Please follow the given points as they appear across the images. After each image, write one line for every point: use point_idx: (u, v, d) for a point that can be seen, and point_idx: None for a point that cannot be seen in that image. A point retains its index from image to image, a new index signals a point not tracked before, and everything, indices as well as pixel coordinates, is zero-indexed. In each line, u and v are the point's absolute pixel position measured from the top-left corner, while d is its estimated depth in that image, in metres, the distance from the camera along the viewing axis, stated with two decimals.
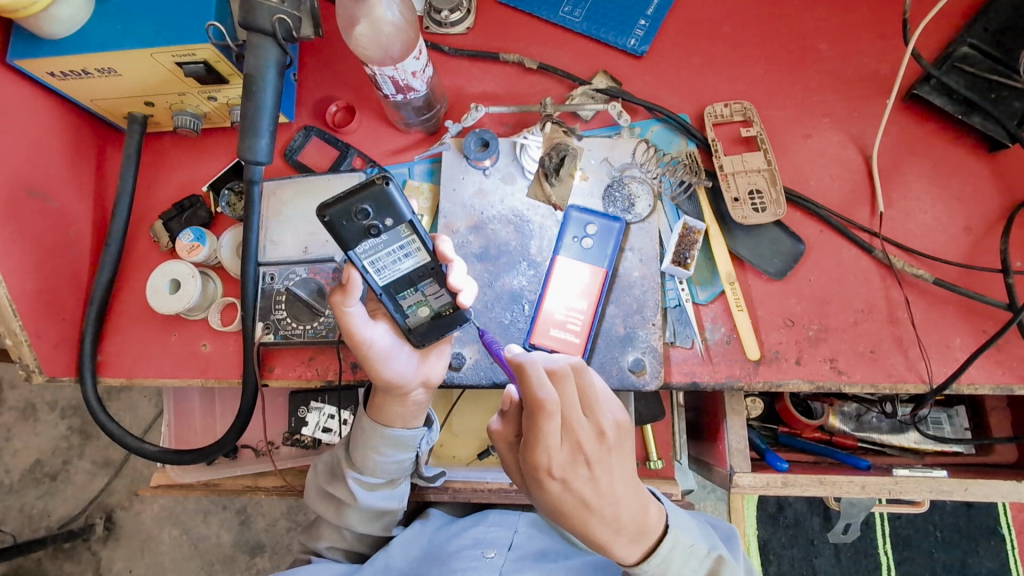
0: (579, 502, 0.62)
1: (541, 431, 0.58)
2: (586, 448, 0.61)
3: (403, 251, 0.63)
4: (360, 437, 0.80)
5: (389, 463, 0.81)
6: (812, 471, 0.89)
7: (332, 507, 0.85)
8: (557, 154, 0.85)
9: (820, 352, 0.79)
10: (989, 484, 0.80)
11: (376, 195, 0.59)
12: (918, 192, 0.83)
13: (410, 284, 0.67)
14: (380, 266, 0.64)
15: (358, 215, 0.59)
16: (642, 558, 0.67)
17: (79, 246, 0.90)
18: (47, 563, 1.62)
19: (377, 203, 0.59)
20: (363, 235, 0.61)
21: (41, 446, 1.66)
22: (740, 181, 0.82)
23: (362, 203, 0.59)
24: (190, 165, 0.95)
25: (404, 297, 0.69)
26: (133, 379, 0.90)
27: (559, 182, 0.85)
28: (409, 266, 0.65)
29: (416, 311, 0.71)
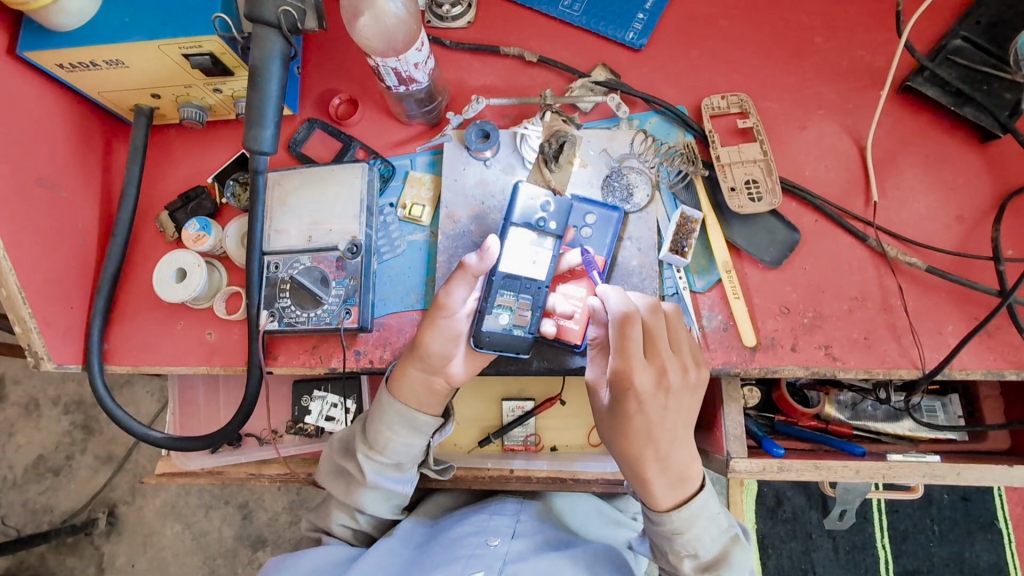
0: (646, 427, 0.66)
1: (627, 343, 0.65)
2: (669, 375, 0.66)
3: (536, 256, 0.81)
4: (376, 415, 0.80)
5: (399, 446, 0.80)
6: (807, 456, 0.90)
7: (343, 485, 0.84)
8: (556, 141, 0.86)
9: (816, 339, 0.80)
10: (980, 468, 0.82)
11: (562, 204, 0.82)
12: (912, 182, 0.84)
13: (516, 287, 0.80)
14: (513, 253, 0.81)
15: (541, 209, 0.81)
16: (674, 507, 0.69)
17: (87, 236, 0.91)
18: (50, 557, 1.64)
19: (558, 210, 0.81)
20: (529, 226, 0.81)
21: (44, 442, 1.67)
22: (736, 171, 0.84)
23: (549, 201, 0.82)
24: (196, 158, 0.97)
25: (502, 295, 0.80)
26: (140, 368, 0.91)
27: (557, 168, 0.86)
28: (530, 271, 0.81)
29: (497, 317, 0.80)
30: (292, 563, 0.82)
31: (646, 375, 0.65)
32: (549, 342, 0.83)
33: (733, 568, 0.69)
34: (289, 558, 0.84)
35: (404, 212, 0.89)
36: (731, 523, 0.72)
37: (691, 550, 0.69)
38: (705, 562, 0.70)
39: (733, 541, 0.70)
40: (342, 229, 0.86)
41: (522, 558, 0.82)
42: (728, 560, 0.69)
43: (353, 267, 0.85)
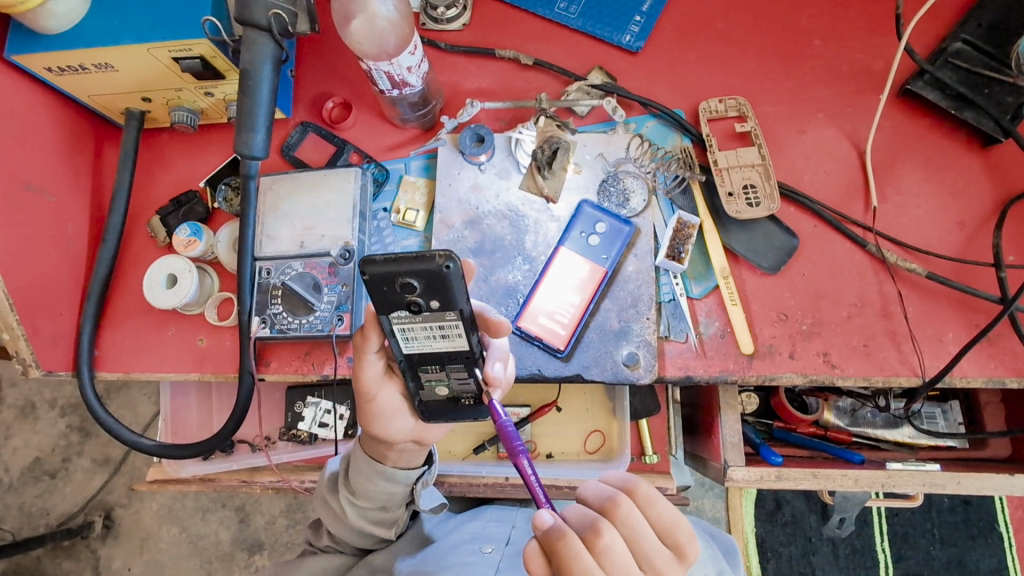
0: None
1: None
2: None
3: (439, 333, 0.59)
4: (356, 463, 0.79)
5: (378, 494, 0.79)
6: (805, 464, 0.89)
7: (333, 522, 0.84)
8: (549, 147, 0.84)
9: (814, 346, 0.79)
10: (981, 477, 0.81)
11: (428, 273, 0.53)
12: (912, 187, 0.83)
13: (436, 361, 0.64)
14: (411, 336, 0.60)
15: (406, 288, 0.54)
16: None
17: (76, 241, 0.90)
18: (46, 561, 1.63)
19: (428, 282, 0.53)
20: (402, 309, 0.56)
21: (40, 445, 1.66)
22: (734, 176, 0.83)
23: (409, 277, 0.53)
24: (187, 162, 0.96)
25: (426, 370, 0.65)
26: (130, 374, 0.90)
27: (551, 174, 0.84)
28: (442, 346, 0.61)
29: (434, 389, 0.68)
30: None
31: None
32: (530, 342, 0.80)
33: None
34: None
35: (398, 217, 0.89)
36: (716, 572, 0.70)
37: None
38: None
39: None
40: (334, 235, 0.84)
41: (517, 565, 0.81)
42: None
43: (346, 273, 0.83)
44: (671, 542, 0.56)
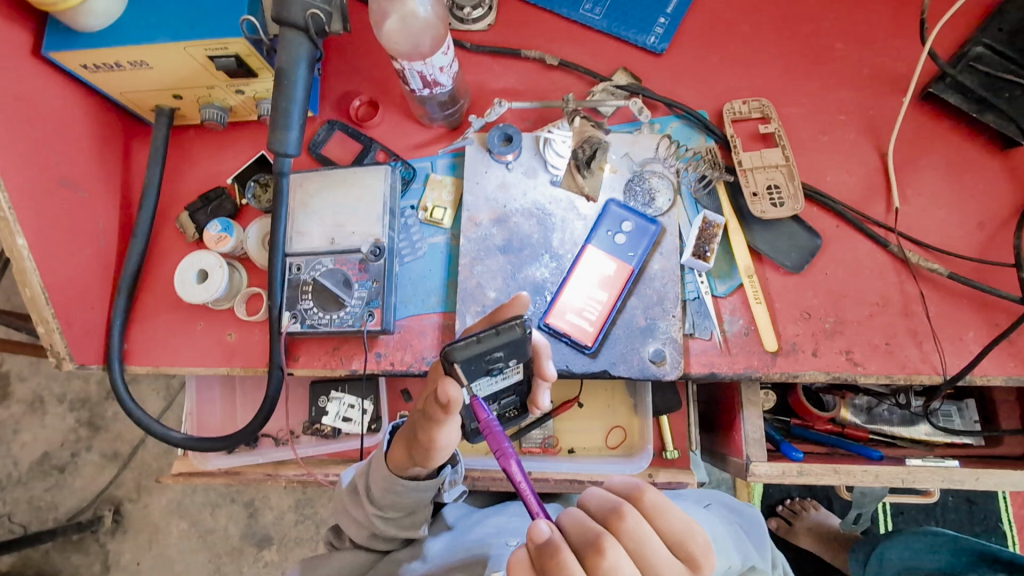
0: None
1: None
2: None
3: (504, 378, 0.66)
4: (377, 477, 0.79)
5: (405, 503, 0.80)
6: (825, 460, 0.90)
7: (357, 531, 0.84)
8: (589, 147, 0.87)
9: (837, 344, 0.81)
10: (999, 473, 0.82)
11: (512, 342, 0.60)
12: (932, 188, 0.85)
13: (492, 399, 0.70)
14: (479, 391, 0.65)
15: (490, 359, 0.61)
16: None
17: (107, 236, 0.91)
18: (55, 554, 1.64)
19: (509, 348, 0.61)
20: (483, 373, 0.63)
21: (49, 439, 1.68)
22: (758, 177, 0.84)
23: (497, 350, 0.60)
24: (215, 158, 0.97)
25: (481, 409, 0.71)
26: (159, 368, 0.91)
27: (591, 174, 0.86)
28: (502, 386, 0.68)
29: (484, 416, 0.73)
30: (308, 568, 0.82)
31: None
32: (559, 338, 0.82)
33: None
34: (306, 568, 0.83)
35: (426, 215, 0.90)
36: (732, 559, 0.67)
37: None
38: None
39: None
40: (364, 232, 0.85)
41: None
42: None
43: (376, 269, 0.85)
44: (685, 554, 0.53)
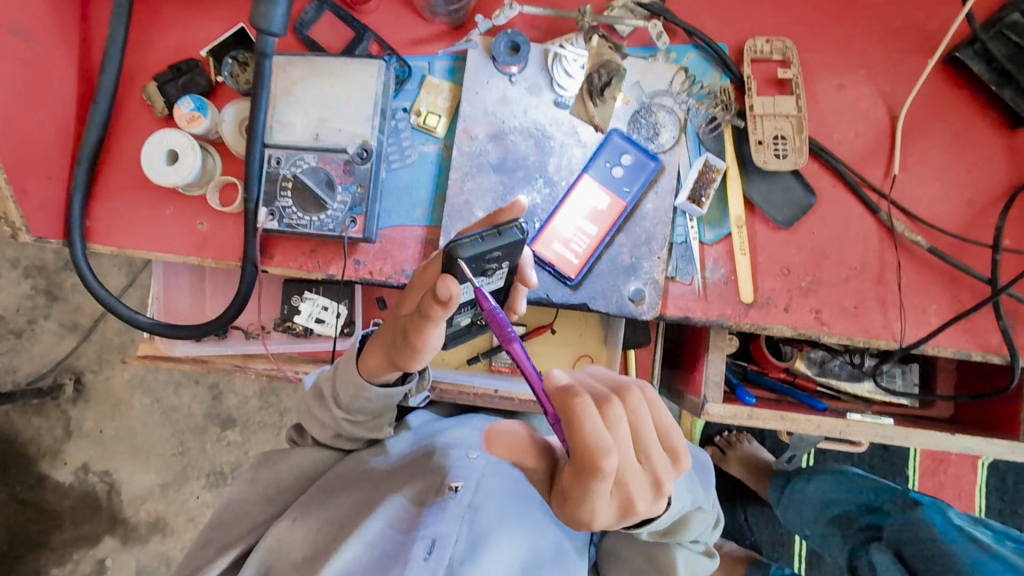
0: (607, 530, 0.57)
1: (590, 491, 0.52)
2: (635, 499, 0.54)
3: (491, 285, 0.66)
4: (344, 383, 0.79)
5: (372, 407, 0.81)
6: (773, 406, 0.97)
7: (321, 431, 0.86)
8: (605, 74, 0.81)
9: (808, 302, 0.83)
10: (927, 433, 0.89)
11: (510, 244, 0.60)
12: (933, 158, 0.84)
13: (471, 306, 0.70)
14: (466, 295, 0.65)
15: (488, 260, 0.60)
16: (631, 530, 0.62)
17: (64, 99, 0.83)
18: (15, 415, 1.64)
19: (507, 250, 0.61)
20: (477, 276, 0.62)
21: (3, 303, 1.63)
22: (767, 125, 0.81)
23: (497, 250, 0.60)
24: (188, 25, 0.87)
25: (459, 314, 0.71)
26: (124, 250, 0.87)
27: (602, 102, 0.82)
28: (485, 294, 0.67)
29: (457, 321, 0.73)
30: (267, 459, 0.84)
31: (608, 509, 0.54)
32: (543, 267, 0.81)
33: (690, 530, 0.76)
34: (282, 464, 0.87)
35: (418, 120, 0.85)
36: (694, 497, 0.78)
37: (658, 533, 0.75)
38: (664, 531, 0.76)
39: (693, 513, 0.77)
40: (352, 130, 0.80)
41: (496, 472, 0.86)
42: (687, 525, 0.76)
43: (361, 173, 0.80)
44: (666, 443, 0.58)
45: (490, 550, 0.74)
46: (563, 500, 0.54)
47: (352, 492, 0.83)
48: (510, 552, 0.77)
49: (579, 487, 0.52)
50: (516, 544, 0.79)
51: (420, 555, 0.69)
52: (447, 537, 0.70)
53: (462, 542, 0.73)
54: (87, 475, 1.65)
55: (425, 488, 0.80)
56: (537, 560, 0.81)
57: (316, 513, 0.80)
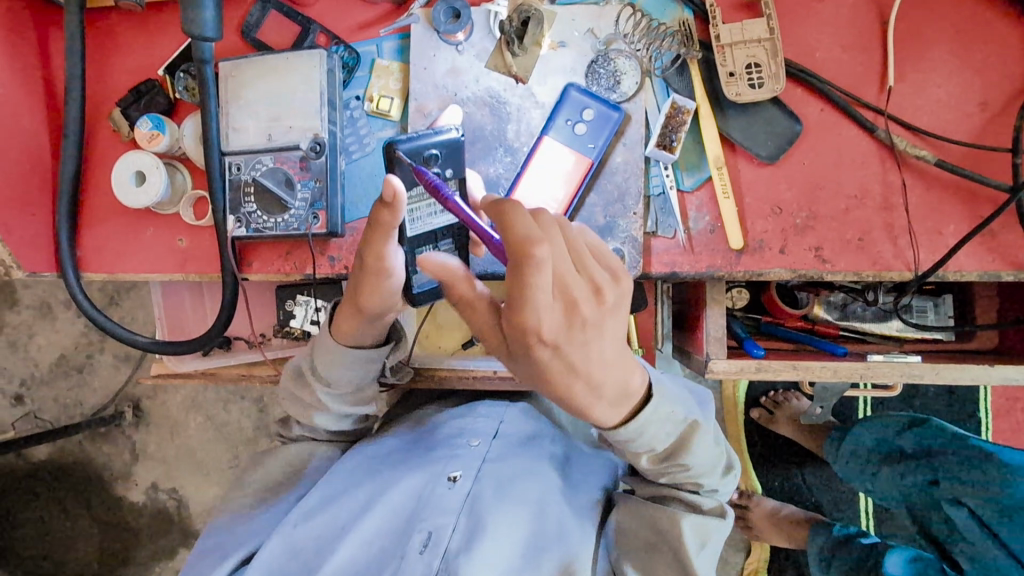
0: (564, 365, 0.53)
1: (529, 287, 0.48)
2: (580, 306, 0.50)
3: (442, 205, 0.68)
4: (322, 352, 0.78)
5: (353, 378, 0.80)
6: (787, 357, 0.90)
7: (304, 412, 0.86)
8: (519, 17, 0.76)
9: (807, 240, 0.76)
10: (960, 367, 0.81)
11: (449, 143, 0.65)
12: (934, 62, 0.75)
13: (431, 241, 0.70)
14: (416, 214, 0.67)
15: (428, 158, 0.65)
16: (622, 423, 0.64)
17: (37, 137, 0.86)
18: (87, 445, 1.72)
19: (446, 153, 0.65)
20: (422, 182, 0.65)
21: (63, 342, 1.70)
22: (737, 54, 0.75)
23: (436, 145, 0.64)
24: (144, 47, 0.89)
25: (422, 255, 0.70)
26: (115, 275, 0.90)
27: (522, 51, 0.77)
28: (442, 220, 0.69)
29: (428, 273, 0.71)
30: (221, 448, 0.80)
31: (551, 318, 0.50)
32: None
33: (693, 453, 0.72)
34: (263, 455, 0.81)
35: (372, 106, 0.83)
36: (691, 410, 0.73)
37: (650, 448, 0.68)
38: (664, 453, 0.72)
39: (692, 429, 0.71)
40: (303, 126, 0.79)
41: (501, 457, 0.85)
42: (688, 448, 0.71)
43: (318, 167, 0.79)
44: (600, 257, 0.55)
45: (488, 538, 0.75)
46: (505, 309, 0.50)
47: (362, 483, 0.83)
48: (511, 535, 0.77)
49: (513, 287, 0.48)
50: (517, 528, 0.78)
51: (415, 549, 0.76)
52: (443, 530, 0.77)
53: (459, 533, 0.77)
54: (157, 494, 1.71)
55: (425, 480, 0.82)
56: (542, 537, 0.78)
57: (325, 506, 0.81)
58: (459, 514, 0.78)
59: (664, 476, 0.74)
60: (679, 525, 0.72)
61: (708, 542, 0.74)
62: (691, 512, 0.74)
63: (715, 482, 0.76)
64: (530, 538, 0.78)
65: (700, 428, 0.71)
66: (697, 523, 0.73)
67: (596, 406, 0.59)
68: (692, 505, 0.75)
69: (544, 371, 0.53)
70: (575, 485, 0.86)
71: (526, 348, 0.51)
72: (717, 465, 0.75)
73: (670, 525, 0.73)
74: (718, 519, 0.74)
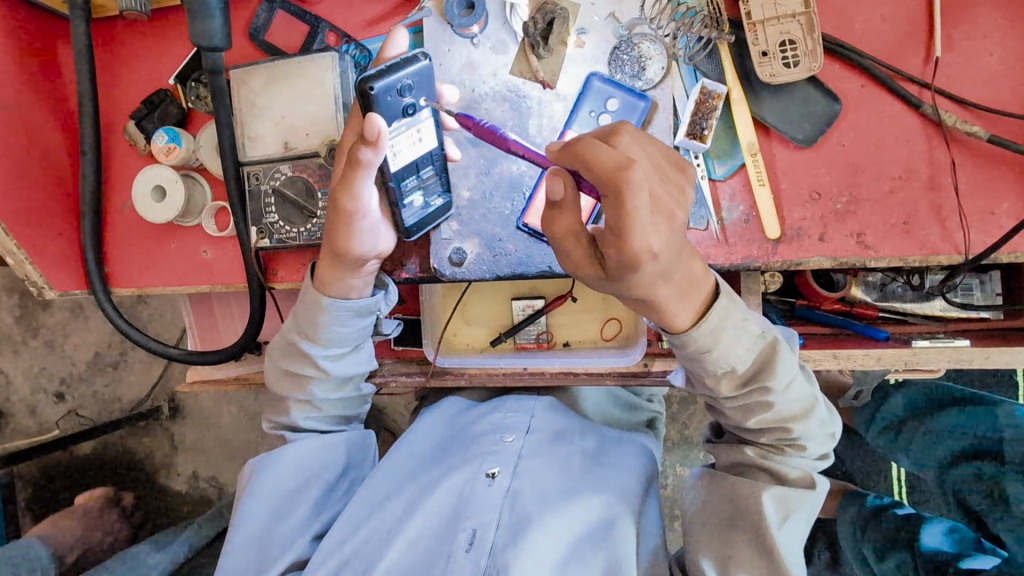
0: (658, 274, 0.53)
1: (631, 209, 0.47)
2: (675, 215, 0.51)
3: (418, 134, 0.69)
4: (307, 309, 0.77)
5: (347, 333, 0.79)
6: (827, 343, 0.87)
7: (295, 390, 0.83)
8: (543, 18, 0.74)
9: (848, 226, 0.72)
10: (1011, 351, 0.80)
11: (418, 70, 0.64)
12: (985, 28, 0.70)
13: (413, 169, 0.72)
14: (398, 149, 0.68)
15: (401, 90, 0.63)
16: (694, 325, 0.63)
17: (55, 154, 0.86)
18: (129, 438, 1.76)
19: (416, 78, 0.64)
20: (400, 113, 0.65)
21: (97, 341, 1.74)
22: (771, 31, 0.70)
23: (407, 76, 0.63)
24: (153, 55, 0.87)
25: (407, 183, 0.72)
26: (143, 290, 0.90)
27: (547, 52, 0.74)
28: (422, 150, 0.71)
29: (412, 201, 0.74)
30: (256, 489, 0.81)
31: (657, 233, 0.50)
32: (539, 239, 0.77)
33: (779, 375, 0.68)
34: (296, 489, 0.82)
35: None
36: (768, 328, 0.69)
37: (728, 366, 0.66)
38: (744, 377, 0.68)
39: (774, 345, 0.68)
40: (319, 132, 0.77)
41: (537, 453, 0.84)
42: (773, 368, 0.67)
43: None
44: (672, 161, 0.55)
45: (533, 532, 0.76)
46: (609, 236, 0.50)
47: (395, 497, 0.83)
48: (556, 531, 0.77)
49: (611, 212, 0.48)
50: (560, 525, 0.78)
51: (461, 548, 0.76)
52: (487, 527, 0.77)
53: (503, 528, 0.77)
54: (198, 483, 1.74)
55: (464, 478, 0.81)
56: (586, 530, 0.78)
57: (360, 523, 0.81)
58: (502, 510, 0.79)
59: (751, 418, 0.70)
60: (761, 500, 0.70)
61: (789, 515, 0.70)
62: (775, 484, 0.71)
63: (811, 434, 0.72)
64: (575, 531, 0.78)
65: (782, 345, 0.68)
66: (781, 494, 0.70)
67: (670, 304, 0.59)
68: (778, 476, 0.72)
69: (635, 285, 0.54)
70: (609, 470, 0.85)
71: (633, 267, 0.51)
72: (812, 411, 0.71)
73: (752, 495, 0.70)
74: (807, 490, 0.70)
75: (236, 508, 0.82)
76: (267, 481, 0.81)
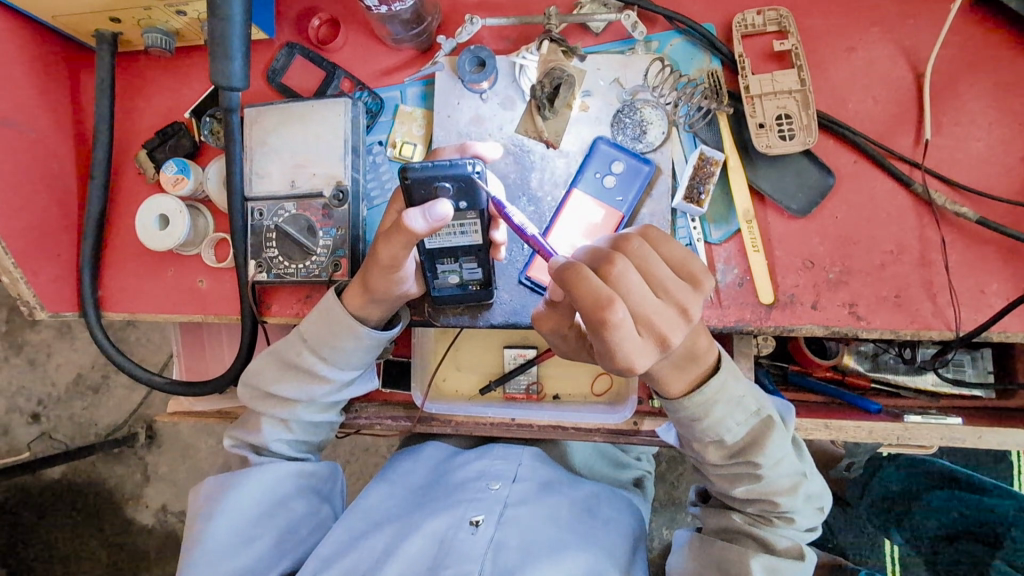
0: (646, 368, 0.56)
1: (609, 343, 0.49)
2: (671, 338, 0.51)
3: (460, 229, 0.65)
4: (327, 328, 0.75)
5: (357, 357, 0.78)
6: (818, 413, 0.86)
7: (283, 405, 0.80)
8: (550, 82, 0.76)
9: (840, 296, 0.73)
10: (1003, 432, 0.79)
11: (461, 179, 0.59)
12: (972, 116, 0.73)
13: (452, 255, 0.70)
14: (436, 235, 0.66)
15: (440, 188, 0.60)
16: (689, 392, 0.63)
17: (64, 177, 0.87)
18: (101, 466, 1.69)
19: (459, 184, 0.60)
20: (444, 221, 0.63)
21: (81, 361, 1.70)
22: (767, 105, 0.73)
23: (445, 180, 0.59)
24: (171, 89, 0.89)
25: (442, 263, 0.71)
26: (136, 315, 0.89)
27: (552, 114, 0.77)
28: (462, 241, 0.67)
29: (448, 278, 0.73)
30: (219, 508, 0.76)
31: (643, 352, 0.51)
32: (537, 292, 0.77)
33: (768, 452, 0.66)
34: (262, 513, 0.78)
35: (395, 151, 0.82)
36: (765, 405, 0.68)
37: (719, 435, 0.65)
38: (733, 448, 0.67)
39: (768, 423, 0.66)
40: (327, 173, 0.79)
41: (523, 501, 0.82)
42: (763, 445, 0.66)
43: (340, 215, 0.79)
44: (686, 274, 0.54)
45: None
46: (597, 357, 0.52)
47: (376, 532, 0.80)
48: None
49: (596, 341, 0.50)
50: None
51: None
52: None
53: None
54: (167, 516, 1.67)
55: (449, 522, 0.79)
56: None
57: (335, 560, 0.78)
58: (485, 560, 0.75)
59: (739, 485, 0.69)
60: (750, 566, 0.67)
61: None
62: (762, 552, 0.68)
63: (799, 508, 0.70)
64: None
65: (775, 421, 0.67)
66: (770, 563, 0.67)
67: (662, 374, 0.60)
68: (766, 544, 0.69)
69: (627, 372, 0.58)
70: (597, 527, 0.82)
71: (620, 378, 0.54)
72: (799, 487, 0.69)
73: (739, 559, 0.68)
74: (795, 560, 0.68)
75: (191, 530, 0.77)
76: (229, 503, 0.77)
